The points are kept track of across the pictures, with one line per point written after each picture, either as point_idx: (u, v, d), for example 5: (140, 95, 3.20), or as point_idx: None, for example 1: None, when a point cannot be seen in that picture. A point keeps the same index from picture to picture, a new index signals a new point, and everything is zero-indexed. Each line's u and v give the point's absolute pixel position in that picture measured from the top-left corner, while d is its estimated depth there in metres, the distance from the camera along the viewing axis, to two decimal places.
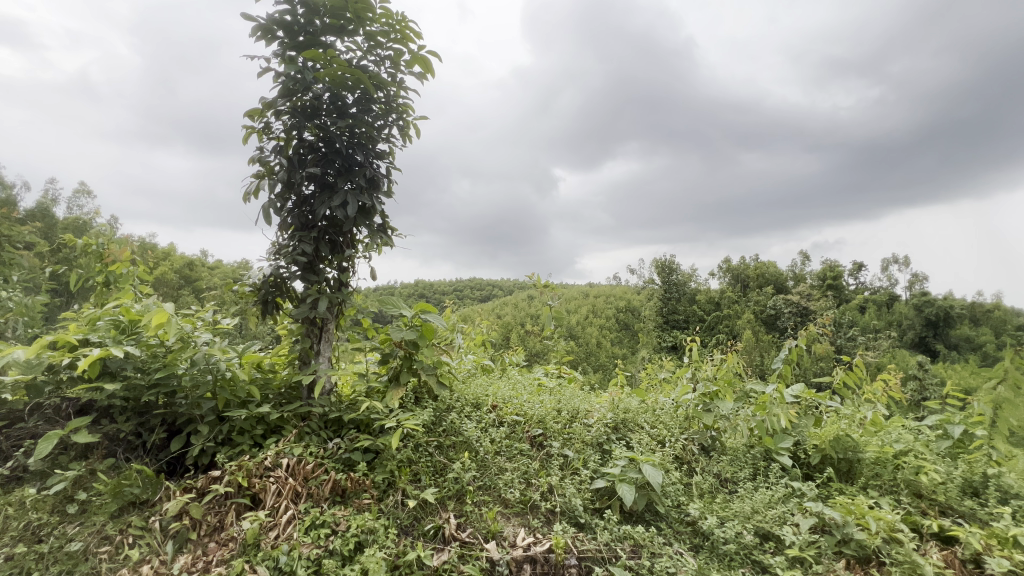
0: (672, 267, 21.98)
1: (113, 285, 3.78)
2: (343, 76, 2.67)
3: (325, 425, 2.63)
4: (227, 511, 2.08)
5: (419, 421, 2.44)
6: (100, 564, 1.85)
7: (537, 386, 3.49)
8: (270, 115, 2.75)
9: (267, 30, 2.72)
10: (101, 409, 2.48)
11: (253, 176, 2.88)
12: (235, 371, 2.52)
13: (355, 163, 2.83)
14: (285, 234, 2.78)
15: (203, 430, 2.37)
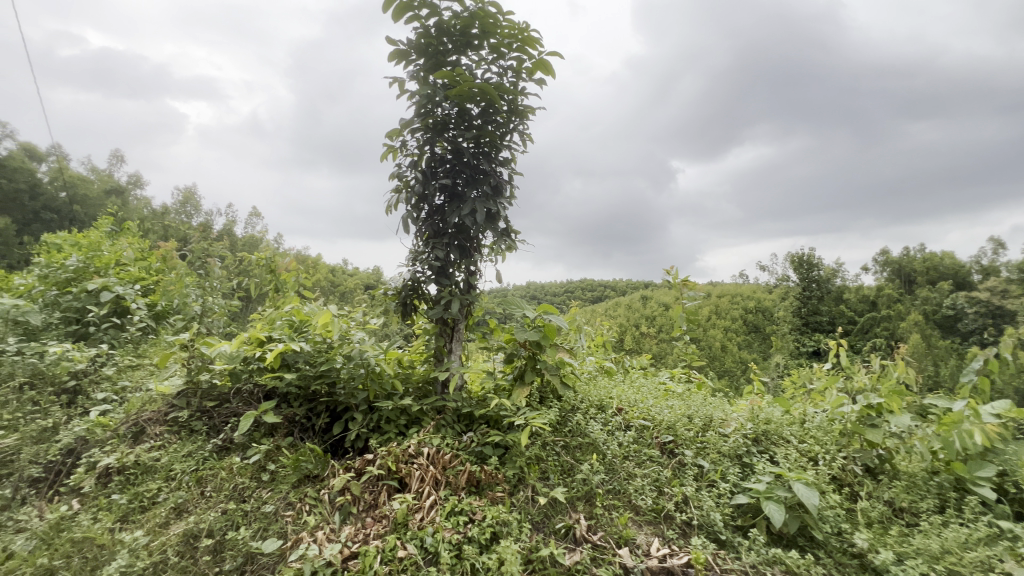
0: (812, 263, 19.62)
1: (282, 291, 4.47)
2: (470, 90, 2.84)
3: (458, 419, 2.81)
4: (380, 490, 2.32)
5: (546, 420, 2.49)
6: (287, 525, 2.19)
7: (664, 390, 3.33)
8: (406, 132, 3.03)
9: (405, 55, 3.01)
10: (282, 395, 2.95)
11: (392, 191, 3.20)
12: (382, 365, 2.80)
13: (481, 172, 2.98)
14: (420, 241, 3.04)
15: (359, 418, 2.69)
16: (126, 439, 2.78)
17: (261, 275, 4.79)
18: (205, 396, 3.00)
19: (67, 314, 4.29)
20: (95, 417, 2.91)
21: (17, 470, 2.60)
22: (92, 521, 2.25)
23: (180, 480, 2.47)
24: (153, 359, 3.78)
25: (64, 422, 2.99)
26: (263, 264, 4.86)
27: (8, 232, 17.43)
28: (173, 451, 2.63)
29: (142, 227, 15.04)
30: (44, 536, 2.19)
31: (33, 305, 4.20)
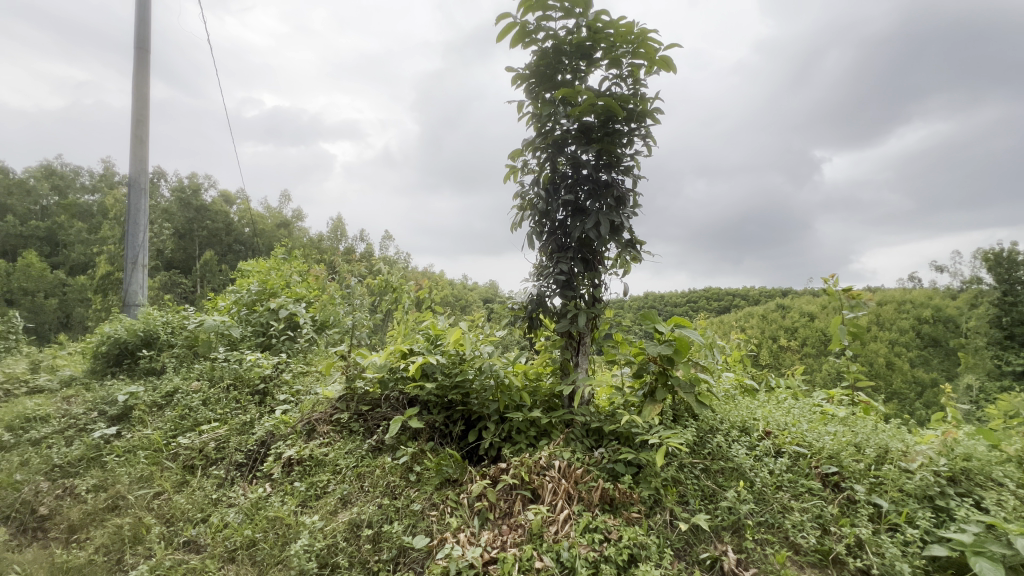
0: (1016, 259, 15.90)
1: (416, 307, 4.88)
2: (591, 104, 2.85)
3: (587, 433, 2.79)
4: (514, 499, 2.40)
5: (683, 441, 2.35)
6: (432, 524, 2.37)
7: (821, 414, 2.92)
8: (527, 152, 3.14)
9: (523, 79, 3.12)
10: (423, 403, 3.22)
11: (516, 210, 3.32)
12: (510, 377, 2.91)
13: (603, 184, 2.97)
14: (545, 257, 3.09)
15: (492, 427, 2.82)
16: (302, 435, 3.26)
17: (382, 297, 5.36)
18: (360, 401, 3.40)
19: (256, 327, 5.22)
20: (279, 416, 3.49)
21: (228, 455, 3.22)
22: (280, 504, 2.68)
23: (344, 474, 2.82)
24: (317, 366, 4.41)
25: (258, 418, 3.63)
26: (377, 290, 5.41)
27: (212, 263, 21.89)
28: (338, 448, 3.02)
29: (303, 253, 17.71)
30: (248, 512, 2.67)
31: (233, 321, 5.20)
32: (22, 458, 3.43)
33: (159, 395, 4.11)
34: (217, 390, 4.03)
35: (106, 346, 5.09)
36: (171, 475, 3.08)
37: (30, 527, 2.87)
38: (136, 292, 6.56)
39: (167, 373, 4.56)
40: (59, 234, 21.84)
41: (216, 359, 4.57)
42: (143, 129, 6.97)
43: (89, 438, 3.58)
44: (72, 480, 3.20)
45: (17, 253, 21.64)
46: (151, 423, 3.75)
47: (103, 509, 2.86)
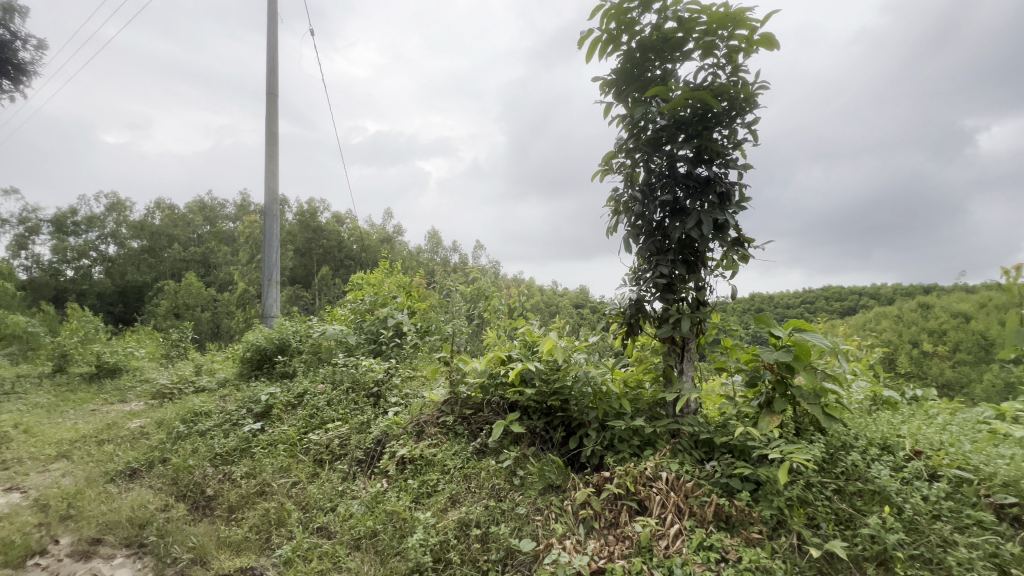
0: None
1: (511, 313, 5.00)
2: (687, 99, 2.72)
3: (696, 445, 2.63)
4: (620, 509, 2.35)
5: (810, 457, 2.13)
6: (537, 529, 2.40)
7: (989, 433, 2.46)
8: (619, 155, 3.06)
9: (611, 85, 3.05)
10: (523, 408, 3.28)
11: (609, 214, 3.24)
12: (608, 385, 2.86)
13: (704, 181, 2.80)
14: (642, 260, 2.98)
15: (592, 435, 2.79)
16: (412, 436, 3.49)
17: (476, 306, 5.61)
18: (463, 404, 3.55)
19: (368, 335, 5.71)
20: (392, 417, 3.78)
21: (350, 452, 3.55)
22: (396, 499, 2.90)
23: (452, 474, 2.97)
24: (422, 371, 4.70)
25: (373, 418, 3.97)
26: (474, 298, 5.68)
27: (328, 277, 24.35)
28: (445, 450, 3.19)
29: (404, 265, 19.02)
30: (369, 503, 2.93)
31: (350, 330, 5.75)
32: (193, 447, 4.11)
33: (292, 396, 4.68)
34: (339, 393, 4.48)
35: (251, 353, 5.92)
36: (304, 467, 3.48)
37: (200, 504, 3.42)
38: (272, 305, 7.55)
39: (298, 376, 5.16)
40: (211, 257, 25.83)
41: (337, 364, 5.10)
42: (274, 164, 8.02)
43: (241, 432, 4.18)
44: (229, 466, 3.75)
45: (183, 275, 26.08)
46: (286, 420, 4.26)
47: (253, 493, 3.31)
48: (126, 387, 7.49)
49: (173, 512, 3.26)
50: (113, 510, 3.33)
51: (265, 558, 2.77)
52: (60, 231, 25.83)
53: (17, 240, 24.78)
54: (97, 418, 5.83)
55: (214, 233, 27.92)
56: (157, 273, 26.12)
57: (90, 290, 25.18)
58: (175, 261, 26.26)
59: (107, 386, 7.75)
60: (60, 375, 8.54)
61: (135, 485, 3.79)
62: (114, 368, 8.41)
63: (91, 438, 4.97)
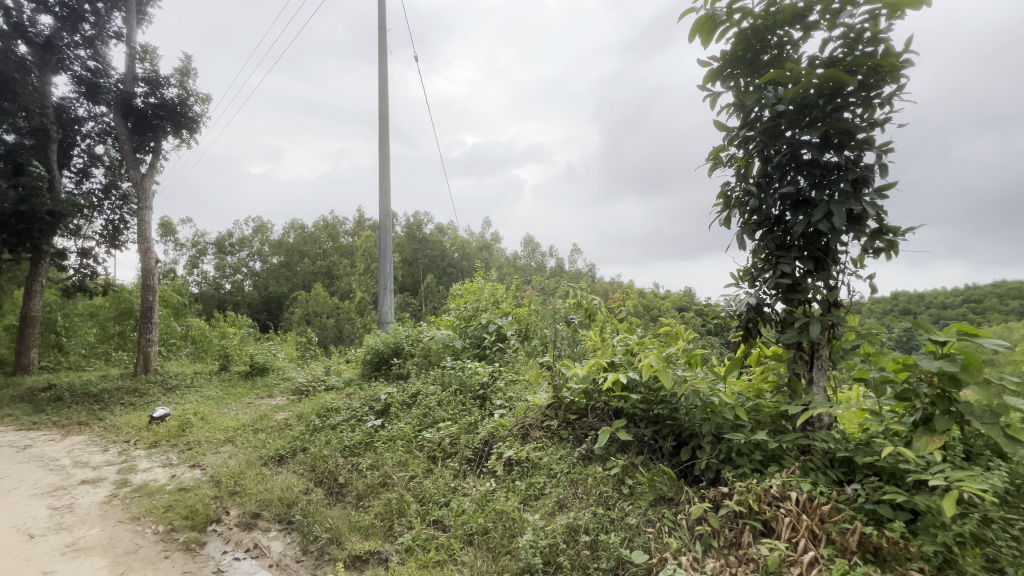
0: None
1: (611, 317, 4.89)
2: (811, 80, 2.46)
3: (832, 464, 2.35)
4: (742, 529, 2.19)
5: (987, 487, 1.79)
6: (649, 542, 2.33)
7: None
8: (730, 147, 2.84)
9: (720, 72, 2.83)
10: (629, 415, 3.19)
11: (719, 209, 3.02)
12: (722, 396, 2.67)
13: (834, 168, 2.50)
14: (760, 259, 2.73)
15: (706, 447, 2.62)
16: (518, 438, 3.58)
17: (573, 316, 5.24)
18: (567, 410, 3.54)
19: (472, 340, 5.97)
20: (498, 419, 3.90)
21: (460, 451, 3.74)
22: (505, 499, 2.99)
23: (559, 478, 2.99)
24: (525, 375, 4.80)
25: (480, 420, 4.13)
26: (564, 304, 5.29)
27: (432, 285, 25.91)
28: (551, 454, 3.22)
29: (502, 272, 19.57)
30: (479, 501, 3.07)
31: (455, 335, 6.08)
32: (327, 439, 4.63)
33: (407, 396, 5.06)
34: (449, 394, 4.75)
35: (371, 355, 6.52)
36: (420, 462, 3.74)
37: (334, 489, 3.85)
38: (387, 311, 8.25)
39: (412, 377, 5.58)
40: (334, 270, 28.98)
41: (445, 367, 5.41)
42: (386, 183, 8.77)
43: (365, 427, 4.63)
44: (357, 458, 4.16)
45: (312, 286, 29.59)
46: (402, 418, 4.62)
47: (376, 484, 3.63)
48: (273, 384, 8.70)
49: (313, 496, 3.71)
50: (268, 489, 3.88)
51: (389, 543, 3.03)
52: (221, 251, 30.87)
53: (191, 260, 30.14)
54: (252, 409, 6.84)
55: (336, 248, 31.29)
56: (292, 285, 29.98)
57: (243, 300, 29.70)
58: (306, 274, 29.91)
59: (258, 383, 9.05)
60: (225, 372, 10.19)
61: (283, 469, 4.38)
62: (264, 367, 9.81)
63: (248, 427, 5.84)
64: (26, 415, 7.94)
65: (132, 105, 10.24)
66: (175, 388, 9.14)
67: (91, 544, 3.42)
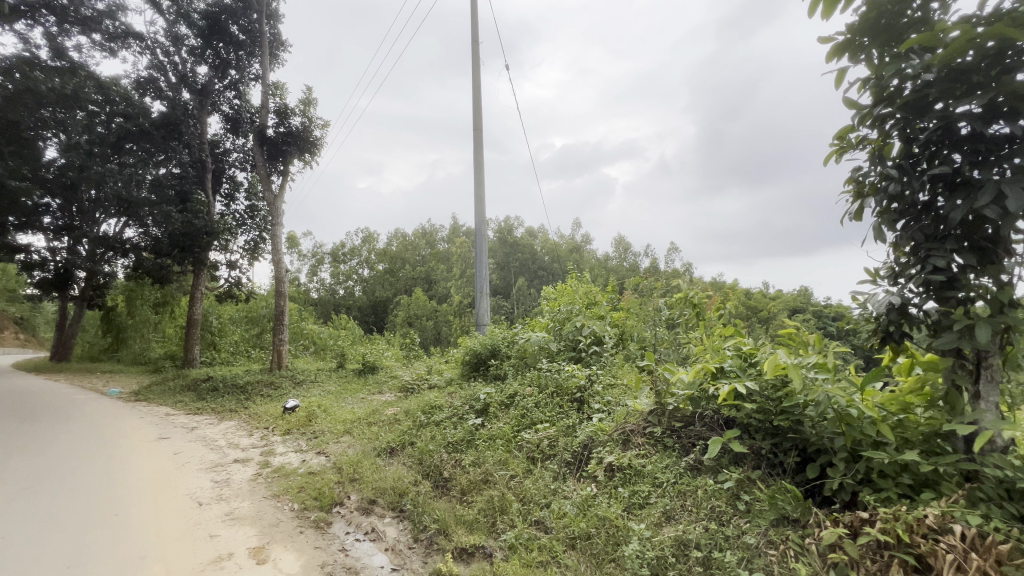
0: None
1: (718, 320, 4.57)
2: (971, 41, 2.08)
3: (1009, 495, 1.96)
4: (888, 563, 1.91)
5: None
6: (772, 565, 2.15)
7: None
8: (863, 127, 2.50)
9: (847, 45, 2.51)
10: (742, 426, 2.96)
11: (849, 198, 2.66)
12: (859, 408, 2.37)
13: (1004, 142, 2.10)
14: (904, 253, 2.37)
15: (839, 465, 2.35)
16: (619, 443, 3.49)
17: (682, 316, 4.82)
18: (672, 417, 3.39)
19: (567, 342, 5.95)
20: (597, 423, 3.84)
21: (559, 453, 3.74)
22: (608, 505, 2.93)
23: (665, 488, 2.87)
24: (624, 379, 4.67)
25: (578, 423, 4.10)
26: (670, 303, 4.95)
27: (523, 288, 26.34)
28: (655, 462, 3.10)
29: (593, 274, 19.28)
30: (580, 504, 3.05)
31: (550, 337, 6.11)
32: (431, 435, 4.92)
33: (505, 396, 5.19)
34: (545, 396, 4.78)
35: (470, 356, 6.79)
36: (520, 462, 3.80)
37: (440, 483, 4.06)
38: (483, 314, 8.54)
39: (509, 378, 5.71)
40: (432, 275, 30.76)
41: (542, 369, 5.47)
42: (481, 190, 9.10)
43: (467, 425, 4.83)
44: (460, 454, 4.35)
45: (413, 290, 31.65)
46: (501, 418, 4.74)
47: (479, 480, 3.76)
48: (382, 381, 9.44)
49: (421, 487, 3.96)
50: (382, 479, 4.21)
51: (493, 539, 3.12)
52: (336, 260, 34.27)
53: (312, 269, 33.98)
54: (365, 404, 7.49)
55: (433, 254, 33.17)
56: (395, 289, 32.37)
57: (354, 304, 32.67)
58: (407, 279, 32.06)
59: (369, 380, 9.89)
60: (342, 369, 11.28)
61: (394, 461, 4.74)
62: (374, 365, 10.70)
63: (363, 420, 6.40)
64: (192, 401, 9.51)
65: (266, 135, 11.75)
66: (302, 382, 10.33)
67: (244, 515, 3.97)
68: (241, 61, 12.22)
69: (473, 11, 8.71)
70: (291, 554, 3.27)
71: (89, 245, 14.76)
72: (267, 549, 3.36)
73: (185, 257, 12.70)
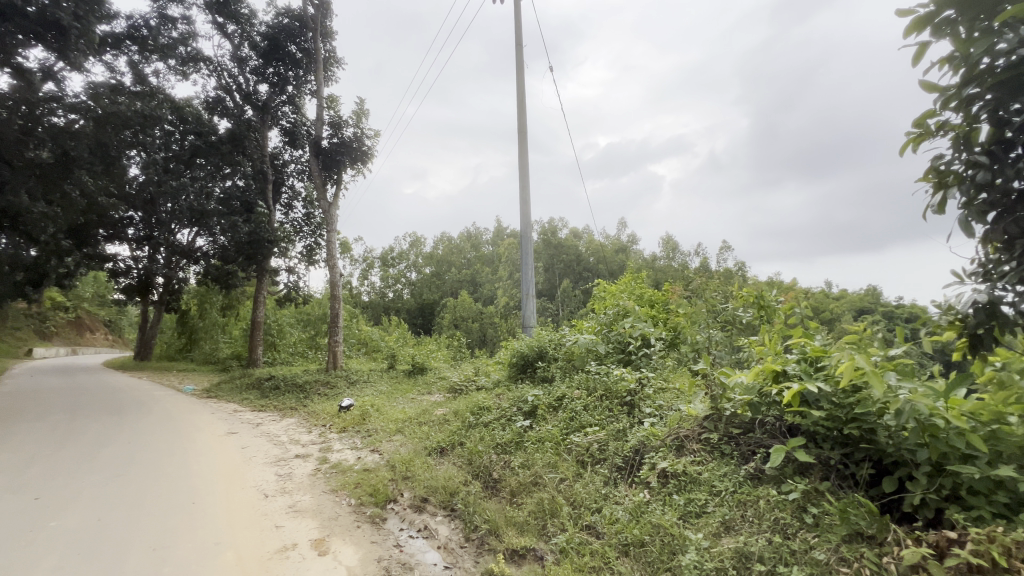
0: None
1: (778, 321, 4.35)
2: None
3: None
4: None
5: None
6: None
7: None
8: (947, 110, 2.28)
9: (929, 19, 2.30)
10: (808, 434, 2.80)
11: (931, 189, 2.44)
12: (944, 418, 2.17)
13: None
14: (996, 248, 2.14)
15: (921, 479, 2.17)
16: (672, 449, 3.39)
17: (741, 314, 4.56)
18: (729, 423, 3.26)
19: (616, 344, 5.84)
20: (649, 428, 3.75)
21: (609, 458, 3.68)
22: (662, 513, 2.85)
23: (724, 497, 2.76)
24: (676, 383, 4.53)
25: (629, 427, 4.02)
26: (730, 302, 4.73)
27: (568, 290, 26.16)
28: (712, 469, 2.99)
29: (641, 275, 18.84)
30: (633, 511, 2.98)
31: (599, 339, 6.02)
32: (480, 436, 4.97)
33: (553, 398, 5.17)
34: (594, 399, 4.71)
35: (517, 358, 6.81)
36: (570, 465, 3.76)
37: (490, 484, 4.10)
38: (529, 316, 8.55)
39: (557, 381, 5.68)
40: (478, 278, 31.16)
41: (590, 372, 5.41)
42: (526, 192, 9.13)
43: (515, 427, 4.84)
44: (509, 455, 4.37)
45: (459, 292, 32.21)
46: (549, 421, 4.72)
47: (529, 482, 3.76)
48: (431, 382, 9.66)
49: (472, 487, 4.02)
50: (433, 478, 4.31)
51: (544, 542, 3.11)
52: (385, 264, 35.43)
53: (363, 273, 35.35)
54: (415, 404, 7.69)
55: (479, 257, 33.58)
56: (442, 292, 33.06)
57: (403, 307, 33.65)
58: (454, 282, 32.63)
59: (418, 380, 10.15)
60: (392, 370, 11.65)
61: (445, 460, 4.83)
62: (423, 366, 10.97)
63: (414, 419, 6.58)
64: (256, 399, 10.13)
65: (321, 146, 12.34)
66: (356, 382, 10.75)
67: (305, 508, 4.18)
68: (298, 77, 12.95)
69: (518, 15, 8.78)
70: (350, 548, 3.41)
71: (166, 253, 16.07)
72: (327, 541, 3.51)
73: (249, 264, 13.56)
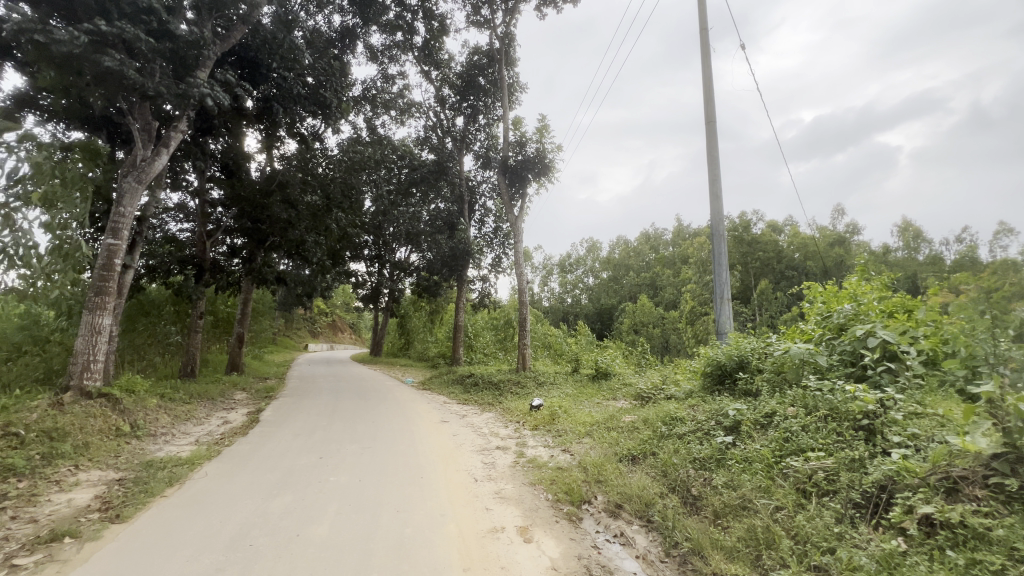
0: None
1: None
2: None
3: None
4: None
5: None
6: None
7: None
8: None
9: None
10: None
11: None
12: None
13: None
14: None
15: None
16: (940, 492, 2.68)
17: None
18: None
19: (843, 356, 4.89)
20: (900, 461, 3.03)
21: (842, 491, 3.10)
22: (928, 570, 2.29)
23: None
24: (939, 409, 3.56)
25: (869, 457, 3.32)
26: None
27: (767, 291, 23.02)
28: (1012, 527, 2.30)
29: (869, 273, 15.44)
30: (881, 561, 2.46)
31: (818, 349, 5.12)
32: (674, 448, 4.72)
33: (760, 415, 4.59)
34: (815, 419, 4.02)
35: (712, 367, 6.28)
36: (788, 493, 3.29)
37: (688, 500, 3.86)
38: (724, 322, 7.80)
39: (764, 395, 5.03)
40: (658, 281, 29.82)
41: (809, 387, 4.65)
42: (716, 186, 8.38)
43: (715, 442, 4.46)
44: (709, 472, 4.05)
45: (638, 297, 31.32)
46: (757, 440, 4.21)
47: (736, 505, 3.42)
48: (615, 387, 9.60)
49: (669, 501, 3.85)
50: (626, 485, 4.27)
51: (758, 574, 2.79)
52: (563, 270, 36.61)
53: (543, 279, 37.33)
54: (602, 409, 7.74)
55: (659, 259, 32.10)
56: (620, 296, 32.67)
57: (581, 312, 34.31)
58: (632, 286, 31.92)
59: (603, 385, 10.21)
60: (576, 373, 11.98)
61: (637, 469, 4.73)
62: (606, 371, 10.98)
63: (602, 424, 6.62)
64: (461, 393, 11.56)
65: (508, 164, 13.44)
66: (543, 383, 11.38)
67: (509, 496, 4.60)
68: (487, 106, 14.45)
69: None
70: (552, 540, 3.62)
71: (390, 268, 19.59)
72: (531, 530, 3.80)
73: (451, 274, 15.56)
